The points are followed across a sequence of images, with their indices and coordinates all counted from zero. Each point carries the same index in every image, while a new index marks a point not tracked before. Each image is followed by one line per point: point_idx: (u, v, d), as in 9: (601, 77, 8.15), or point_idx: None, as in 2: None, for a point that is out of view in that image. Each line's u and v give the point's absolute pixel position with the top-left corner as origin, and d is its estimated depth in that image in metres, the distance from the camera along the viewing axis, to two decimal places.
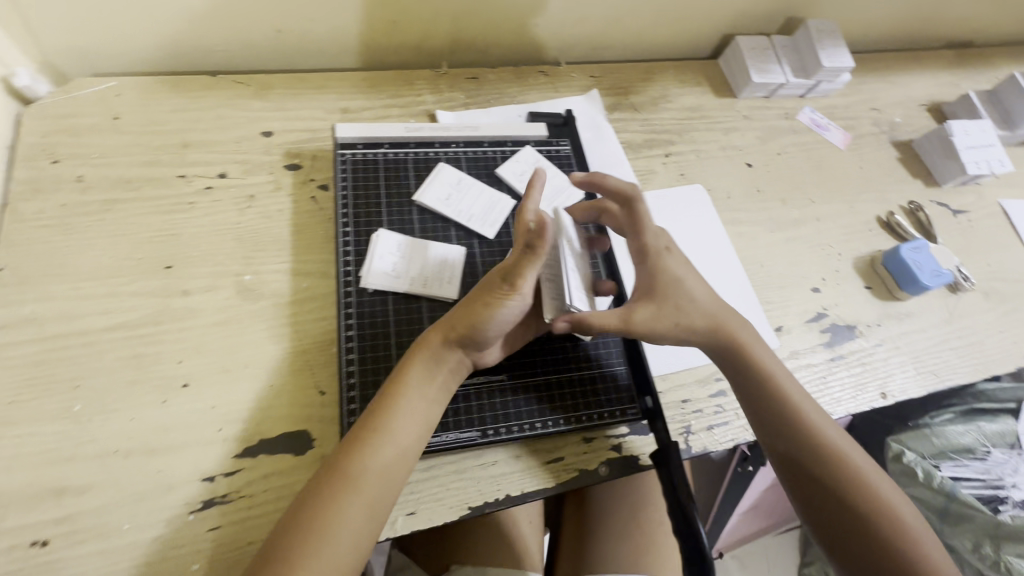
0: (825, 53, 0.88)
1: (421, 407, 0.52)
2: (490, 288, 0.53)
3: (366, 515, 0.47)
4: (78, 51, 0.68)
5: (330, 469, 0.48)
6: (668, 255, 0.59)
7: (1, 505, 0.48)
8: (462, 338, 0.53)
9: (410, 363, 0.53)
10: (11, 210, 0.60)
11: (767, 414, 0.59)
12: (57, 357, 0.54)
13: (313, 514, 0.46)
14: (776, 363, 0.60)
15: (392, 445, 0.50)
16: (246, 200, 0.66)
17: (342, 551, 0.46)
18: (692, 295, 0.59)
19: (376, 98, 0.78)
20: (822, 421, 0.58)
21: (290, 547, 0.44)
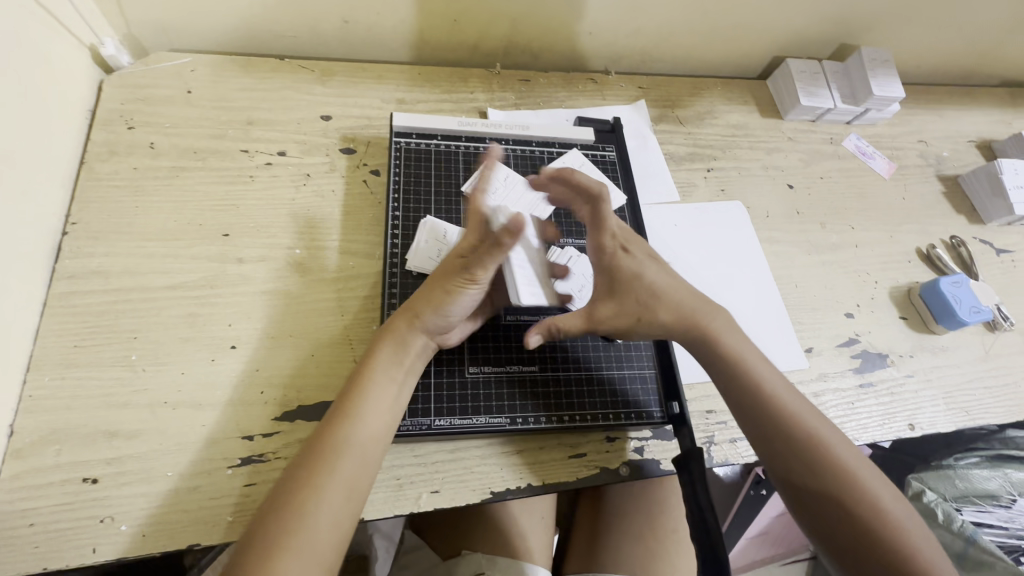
0: (877, 82, 0.88)
1: (389, 390, 0.52)
2: (451, 273, 0.52)
3: (345, 494, 0.47)
4: (160, 27, 0.73)
5: (307, 450, 0.48)
6: (626, 248, 0.59)
7: (58, 440, 0.51)
8: (427, 321, 0.54)
9: (379, 349, 0.53)
10: (88, 169, 0.64)
11: (752, 418, 0.55)
12: (120, 309, 0.58)
13: (298, 489, 0.45)
14: (761, 364, 0.58)
15: (366, 425, 0.50)
16: (302, 178, 0.69)
17: (324, 530, 0.44)
18: (657, 291, 0.57)
19: (431, 92, 0.81)
20: (803, 412, 0.55)
21: (274, 523, 0.43)
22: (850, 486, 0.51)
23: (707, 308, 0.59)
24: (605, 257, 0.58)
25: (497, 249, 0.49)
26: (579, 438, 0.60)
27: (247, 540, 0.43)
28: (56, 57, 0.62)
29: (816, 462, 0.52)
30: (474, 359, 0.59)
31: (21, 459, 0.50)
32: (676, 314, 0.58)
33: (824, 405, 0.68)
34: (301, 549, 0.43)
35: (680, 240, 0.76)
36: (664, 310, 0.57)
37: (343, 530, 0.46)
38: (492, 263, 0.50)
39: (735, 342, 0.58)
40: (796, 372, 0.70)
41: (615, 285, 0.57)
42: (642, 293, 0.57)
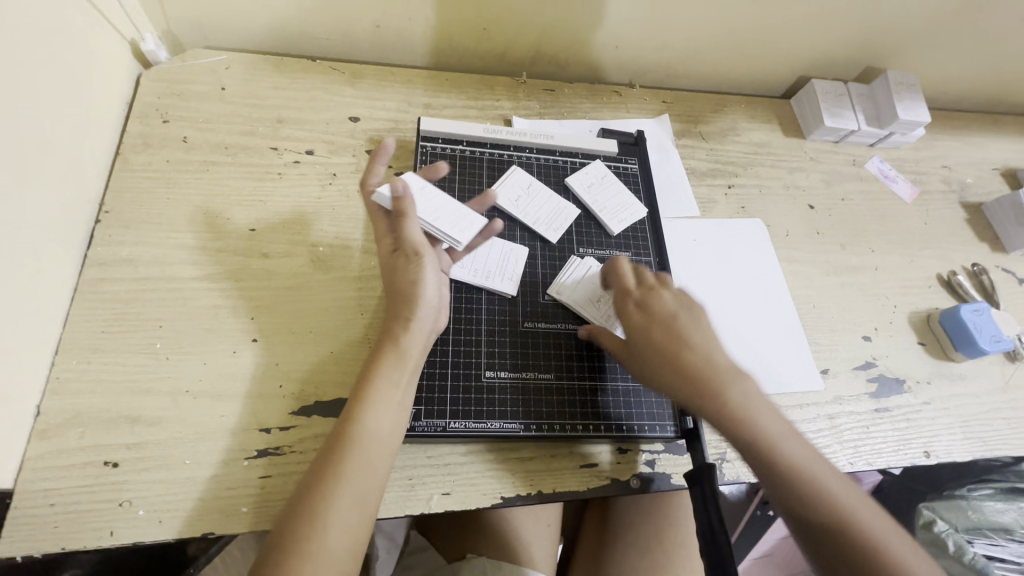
0: (902, 105, 0.88)
1: (390, 397, 0.52)
2: (396, 268, 0.55)
3: (355, 508, 0.47)
4: (198, 25, 0.75)
5: (317, 461, 0.48)
6: (639, 301, 0.57)
7: (82, 423, 0.52)
8: (418, 316, 0.54)
9: (381, 358, 0.53)
10: (122, 160, 0.66)
11: (781, 501, 0.49)
12: (147, 297, 0.59)
13: (310, 497, 0.46)
14: (787, 438, 0.51)
15: (372, 435, 0.50)
16: (328, 177, 0.71)
17: (337, 539, 0.45)
18: (680, 354, 0.53)
19: (457, 98, 0.82)
20: (816, 467, 0.49)
21: (289, 532, 0.44)
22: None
23: (730, 374, 0.52)
24: (631, 316, 0.57)
25: (404, 218, 0.55)
26: (591, 447, 0.61)
27: (265, 550, 0.44)
28: (98, 50, 0.64)
29: (858, 556, 0.45)
30: (491, 364, 0.60)
31: (45, 439, 0.51)
32: (692, 383, 0.52)
33: (839, 428, 0.68)
34: (316, 558, 0.44)
35: (699, 255, 0.76)
36: (682, 379, 0.52)
37: (356, 538, 0.46)
38: (412, 232, 0.55)
39: (757, 414, 0.51)
40: (812, 393, 0.70)
41: (639, 344, 0.56)
42: (664, 356, 0.54)
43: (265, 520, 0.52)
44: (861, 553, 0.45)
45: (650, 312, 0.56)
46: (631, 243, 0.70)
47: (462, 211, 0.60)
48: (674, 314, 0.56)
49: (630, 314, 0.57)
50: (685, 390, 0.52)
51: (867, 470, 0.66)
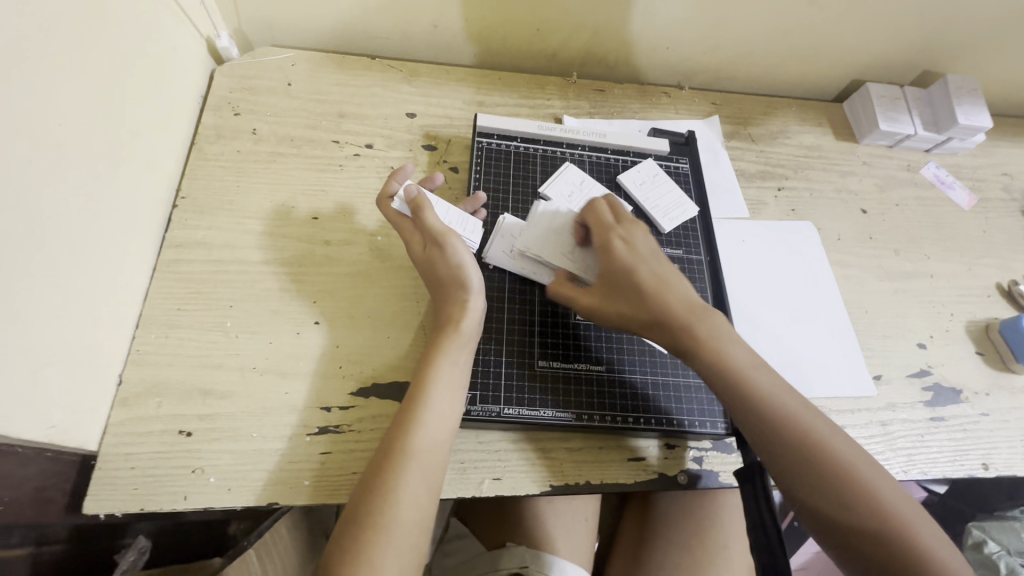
0: (962, 110, 0.86)
1: (451, 375, 0.55)
2: (432, 258, 0.59)
3: (421, 482, 0.49)
4: (268, 23, 0.78)
5: (387, 438, 0.51)
6: (626, 242, 0.59)
7: (160, 393, 0.56)
8: (472, 297, 0.58)
9: (443, 340, 0.56)
10: (198, 149, 0.70)
11: (747, 426, 0.52)
12: (219, 279, 0.62)
13: (383, 475, 0.49)
14: (754, 367, 0.54)
15: (437, 415, 0.52)
16: (386, 170, 0.73)
17: (408, 514, 0.48)
18: (660, 292, 0.56)
19: (509, 97, 0.84)
20: (777, 390, 0.52)
21: (366, 507, 0.47)
22: (853, 493, 0.47)
23: (705, 311, 0.56)
24: (617, 251, 0.58)
25: (423, 212, 0.59)
26: (639, 441, 0.61)
27: (343, 522, 0.47)
28: (179, 45, 0.68)
29: (816, 467, 0.48)
30: (544, 354, 0.61)
31: (126, 407, 0.54)
32: (671, 317, 0.55)
33: (892, 435, 0.67)
34: (391, 530, 0.47)
35: (750, 256, 0.76)
36: (663, 316, 0.55)
37: (425, 514, 0.49)
38: (434, 220, 0.59)
39: (726, 345, 0.54)
40: (864, 399, 0.68)
41: (621, 283, 0.57)
42: (644, 292, 0.56)
43: (325, 494, 0.54)
44: (820, 465, 0.48)
45: (634, 251, 0.58)
46: (682, 242, 0.70)
47: (466, 215, 0.64)
48: (652, 258, 0.59)
49: (613, 254, 0.58)
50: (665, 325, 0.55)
51: (921, 479, 0.65)
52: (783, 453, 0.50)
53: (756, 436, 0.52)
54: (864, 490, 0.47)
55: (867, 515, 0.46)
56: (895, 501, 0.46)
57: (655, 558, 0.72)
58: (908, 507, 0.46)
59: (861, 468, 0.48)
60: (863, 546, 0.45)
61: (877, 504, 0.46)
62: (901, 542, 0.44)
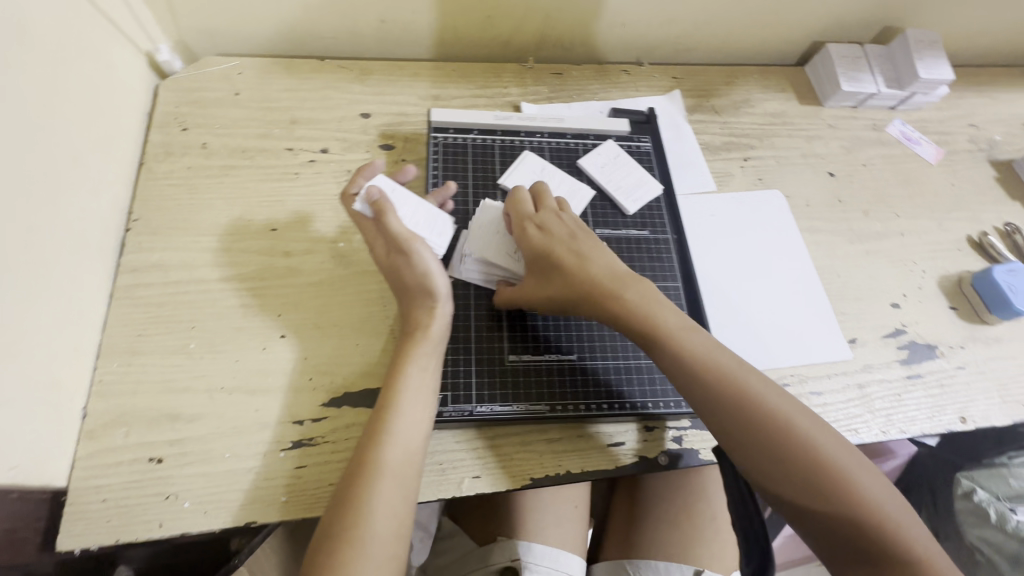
0: (923, 64, 0.85)
1: (421, 381, 0.54)
2: (397, 264, 0.58)
3: (397, 490, 0.49)
4: (211, 32, 0.76)
5: (360, 449, 0.51)
6: (541, 227, 0.60)
7: (127, 421, 0.55)
8: (440, 302, 0.57)
9: (413, 345, 0.55)
10: (146, 169, 0.68)
11: (689, 393, 0.53)
12: (179, 300, 0.61)
13: (358, 485, 0.48)
14: (689, 332, 0.55)
15: (409, 421, 0.52)
16: (343, 174, 0.72)
17: (385, 523, 0.47)
18: (578, 265, 0.57)
19: (466, 88, 0.82)
20: (711, 349, 0.54)
21: (342, 519, 0.47)
22: (784, 439, 0.49)
23: (626, 279, 0.57)
24: (533, 237, 0.59)
25: (386, 217, 0.58)
26: (617, 426, 0.61)
27: (320, 536, 0.47)
28: (117, 64, 0.66)
29: (758, 428, 0.50)
30: (514, 348, 0.61)
31: (93, 439, 0.54)
32: (594, 291, 0.56)
33: (869, 397, 0.67)
34: (368, 541, 0.46)
35: (719, 230, 0.76)
36: (586, 290, 0.56)
37: (402, 522, 0.49)
38: (397, 227, 0.58)
39: (660, 314, 0.56)
40: (839, 363, 0.69)
41: (545, 267, 0.58)
42: (564, 269, 0.57)
43: (303, 508, 0.53)
44: (761, 425, 0.50)
45: (550, 234, 0.59)
46: (647, 222, 0.70)
47: (435, 213, 0.63)
48: (571, 233, 0.60)
49: (530, 237, 0.59)
50: (590, 298, 0.56)
51: (901, 438, 0.65)
52: (720, 411, 0.51)
53: (698, 401, 0.53)
54: (804, 444, 0.49)
55: (801, 463, 0.48)
56: (834, 453, 0.49)
57: (648, 537, 0.73)
58: (846, 456, 0.49)
59: (800, 424, 0.50)
60: (805, 498, 0.47)
61: (818, 458, 0.48)
62: (841, 491, 0.47)
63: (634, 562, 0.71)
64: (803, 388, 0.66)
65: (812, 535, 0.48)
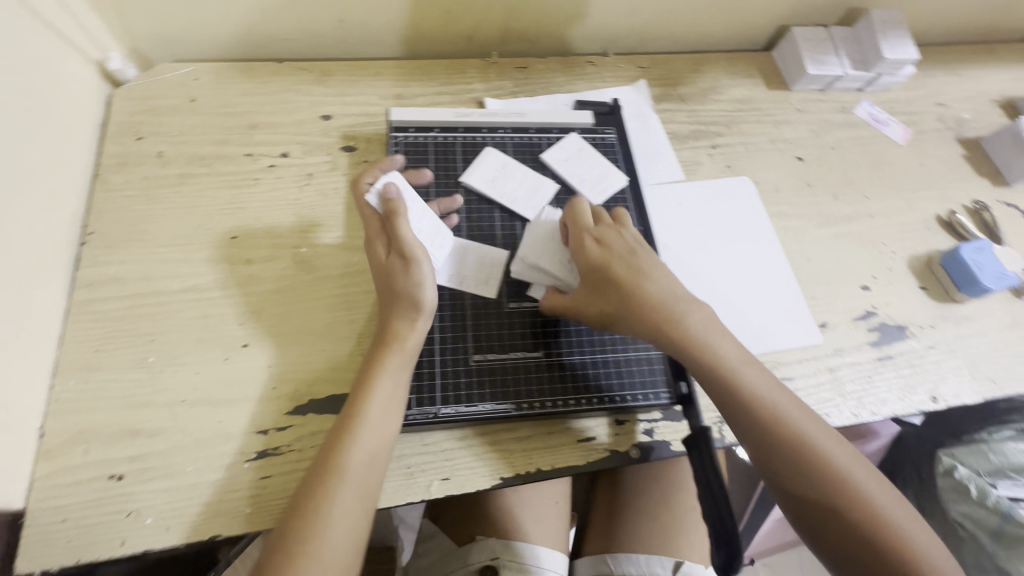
0: (888, 45, 0.85)
1: (390, 391, 0.53)
2: (394, 269, 0.57)
3: (357, 499, 0.49)
4: (164, 38, 0.74)
5: (321, 457, 0.50)
6: (602, 241, 0.59)
7: (86, 440, 0.54)
8: (423, 315, 0.57)
9: (383, 354, 0.55)
10: (101, 180, 0.66)
11: (740, 425, 0.54)
12: (137, 314, 0.60)
13: (315, 493, 0.48)
14: (746, 365, 0.55)
15: (374, 430, 0.51)
16: (305, 178, 0.71)
17: (341, 532, 0.47)
18: (636, 285, 0.56)
19: (429, 86, 0.81)
20: (766, 387, 0.54)
21: (297, 529, 0.46)
22: (832, 483, 0.50)
23: (687, 306, 0.57)
24: (591, 251, 0.58)
25: (397, 220, 0.57)
26: (588, 421, 0.61)
27: (273, 544, 0.46)
28: (66, 75, 0.65)
29: (809, 468, 0.51)
30: (479, 347, 0.60)
31: (52, 459, 0.53)
32: (652, 315, 0.56)
33: (840, 380, 0.67)
34: (322, 550, 0.46)
35: (689, 218, 0.75)
36: (642, 313, 0.56)
37: (359, 531, 0.48)
38: (406, 233, 0.57)
39: (716, 348, 0.55)
40: (810, 347, 0.69)
41: (601, 282, 0.57)
42: (623, 287, 0.56)
43: (269, 519, 0.53)
44: (811, 467, 0.51)
45: (609, 249, 0.59)
46: (613, 214, 0.69)
47: (438, 224, 0.63)
48: (630, 250, 0.59)
49: (588, 252, 0.58)
50: (647, 320, 0.56)
51: (873, 420, 0.66)
52: (772, 450, 0.52)
53: (748, 434, 0.54)
54: (851, 489, 0.50)
55: (847, 508, 0.50)
56: (881, 500, 0.50)
57: (628, 531, 0.73)
58: (894, 504, 0.51)
59: (850, 469, 0.51)
60: (848, 543, 0.49)
61: (866, 505, 0.50)
62: (886, 539, 0.49)
63: (615, 556, 0.71)
64: (774, 374, 0.66)
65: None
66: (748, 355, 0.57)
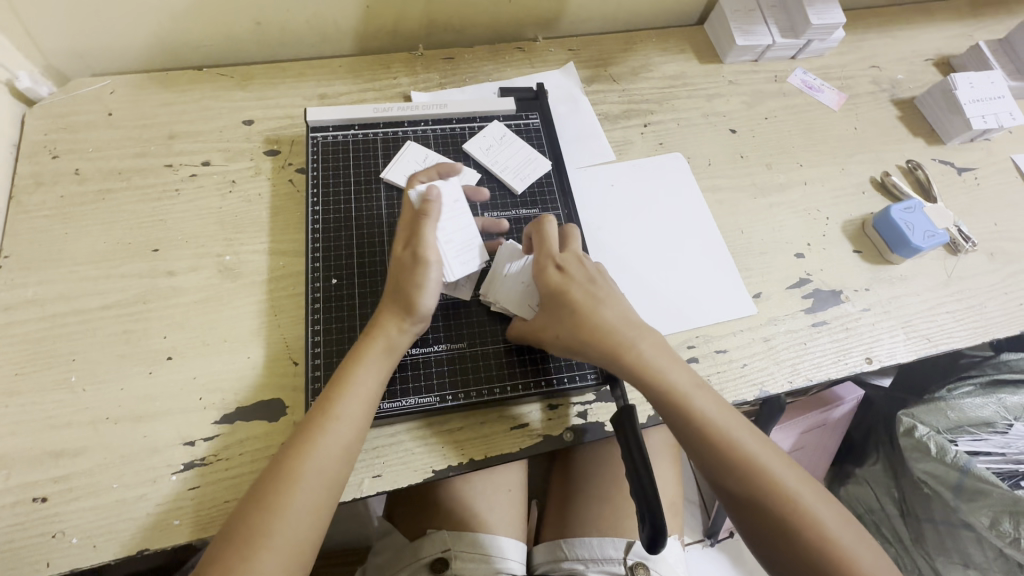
0: (814, 11, 0.85)
1: (366, 387, 0.53)
2: (405, 265, 0.56)
3: (323, 494, 0.49)
4: (75, 54, 0.73)
5: (286, 453, 0.49)
6: (561, 268, 0.58)
7: (6, 464, 0.53)
8: (414, 321, 0.56)
9: (365, 350, 0.54)
10: (15, 202, 0.65)
11: (695, 453, 0.54)
12: (57, 334, 0.59)
13: (278, 487, 0.47)
14: (698, 391, 0.56)
15: (345, 423, 0.51)
16: (227, 185, 0.70)
17: (298, 527, 0.47)
18: (592, 312, 0.56)
19: (353, 83, 0.80)
20: (716, 410, 0.54)
21: (256, 520, 0.46)
22: (781, 505, 0.50)
23: (638, 333, 0.57)
24: (551, 279, 0.58)
25: (426, 221, 0.57)
26: (520, 408, 0.61)
27: (229, 532, 0.46)
28: None
29: (758, 491, 0.51)
30: None
31: None
32: (605, 342, 0.56)
33: (775, 348, 0.67)
34: (280, 543, 0.46)
35: (620, 199, 0.75)
36: (595, 341, 0.56)
37: (318, 527, 0.48)
38: (430, 236, 0.57)
39: (669, 374, 0.56)
40: (744, 319, 0.69)
41: (556, 307, 0.57)
42: (580, 314, 0.56)
43: (200, 529, 0.53)
44: (761, 490, 0.51)
45: (568, 276, 0.58)
46: (538, 199, 0.70)
47: (473, 243, 0.61)
48: (590, 278, 0.59)
49: (549, 279, 0.58)
50: (605, 346, 0.56)
51: (808, 385, 0.66)
52: (723, 473, 0.52)
53: (700, 457, 0.54)
54: (801, 513, 0.50)
55: (796, 530, 0.49)
56: (832, 525, 0.50)
57: (581, 514, 0.73)
58: (846, 530, 0.50)
59: (802, 494, 0.51)
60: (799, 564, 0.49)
61: (817, 530, 0.49)
62: (835, 564, 0.48)
63: (569, 541, 0.71)
64: (708, 347, 0.66)
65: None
66: (699, 378, 0.57)
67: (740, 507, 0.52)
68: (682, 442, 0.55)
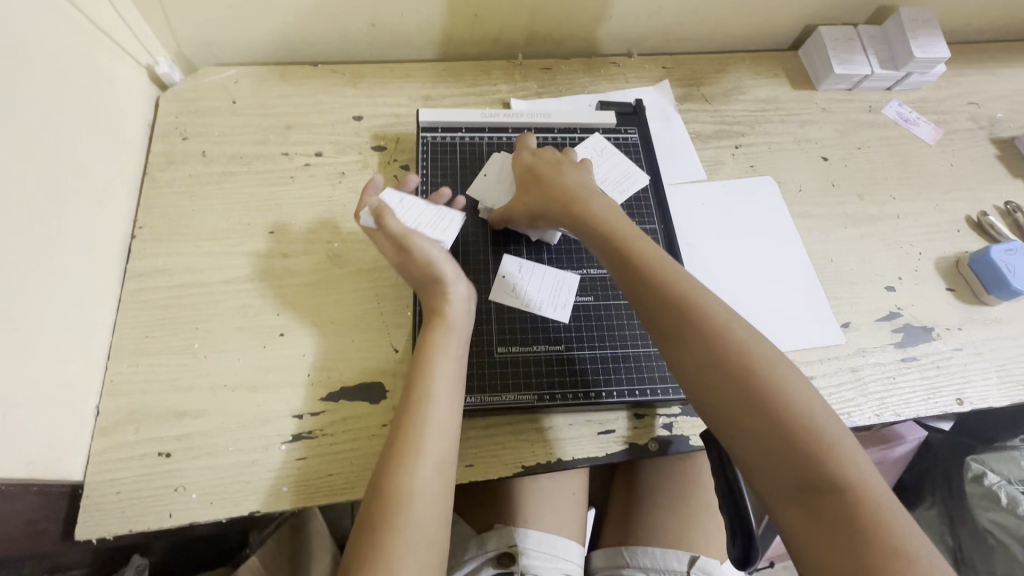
0: (918, 43, 0.84)
1: (448, 368, 0.55)
2: (398, 258, 0.61)
3: (435, 474, 0.50)
4: (207, 44, 0.78)
5: (391, 441, 0.52)
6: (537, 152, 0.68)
7: (137, 419, 0.58)
8: (451, 288, 0.59)
9: (433, 333, 0.57)
10: (149, 177, 0.71)
11: (668, 325, 0.53)
12: (182, 303, 0.64)
13: (390, 471, 0.50)
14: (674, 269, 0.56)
15: (439, 407, 0.53)
16: (337, 176, 0.74)
17: (423, 508, 0.48)
18: (557, 181, 0.65)
19: (456, 87, 0.84)
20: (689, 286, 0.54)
21: (379, 509, 0.48)
22: (752, 377, 0.48)
23: (600, 200, 0.63)
24: (524, 159, 0.68)
25: (384, 218, 0.60)
26: (608, 415, 0.63)
27: (360, 525, 0.48)
28: (119, 78, 0.69)
29: (732, 362, 0.49)
30: (502, 340, 0.63)
31: (107, 436, 0.57)
32: (567, 202, 0.62)
33: (863, 380, 0.67)
34: (406, 524, 0.47)
35: (710, 218, 0.76)
36: (561, 201, 0.63)
37: (441, 508, 0.50)
38: (395, 225, 0.60)
39: (672, 270, 0.56)
40: (831, 347, 0.69)
41: (527, 181, 0.66)
42: (546, 183, 0.65)
43: (303, 498, 0.56)
44: (735, 360, 0.49)
45: (539, 157, 0.68)
46: (634, 213, 0.72)
47: (441, 212, 0.65)
48: (558, 159, 0.68)
49: (522, 159, 0.69)
50: (553, 198, 0.63)
51: (896, 421, 0.65)
52: (695, 345, 0.51)
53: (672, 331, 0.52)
54: (785, 400, 0.47)
55: (770, 405, 0.47)
56: (809, 406, 0.47)
57: (645, 524, 0.74)
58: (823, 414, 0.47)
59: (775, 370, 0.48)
60: (772, 442, 0.46)
61: (790, 405, 0.46)
62: (815, 451, 0.44)
63: (631, 548, 0.72)
64: None
65: (782, 496, 0.45)
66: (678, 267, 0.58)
67: (712, 381, 0.49)
68: (654, 316, 0.54)
